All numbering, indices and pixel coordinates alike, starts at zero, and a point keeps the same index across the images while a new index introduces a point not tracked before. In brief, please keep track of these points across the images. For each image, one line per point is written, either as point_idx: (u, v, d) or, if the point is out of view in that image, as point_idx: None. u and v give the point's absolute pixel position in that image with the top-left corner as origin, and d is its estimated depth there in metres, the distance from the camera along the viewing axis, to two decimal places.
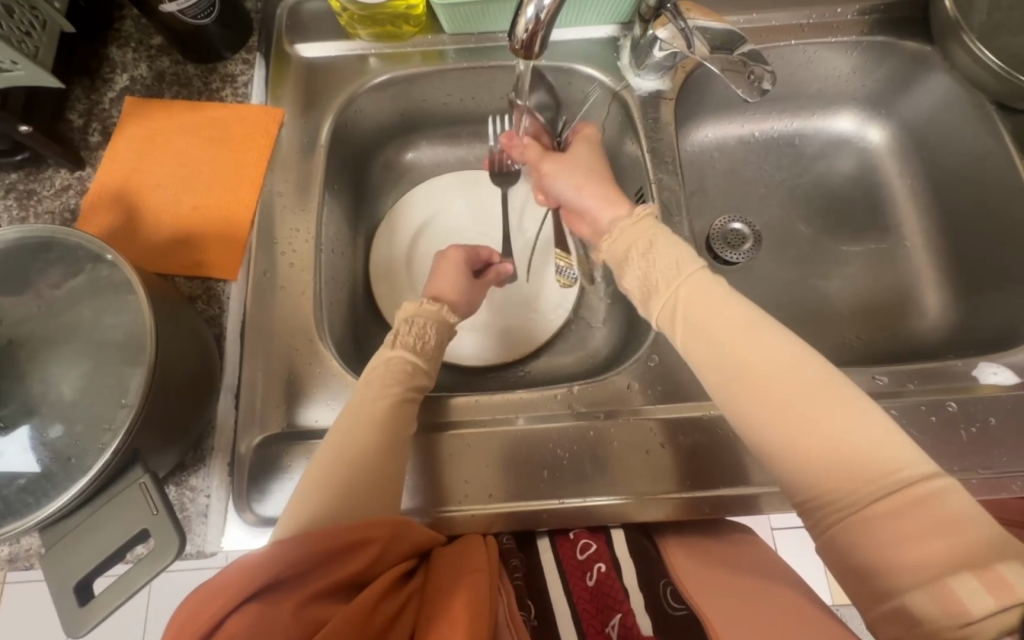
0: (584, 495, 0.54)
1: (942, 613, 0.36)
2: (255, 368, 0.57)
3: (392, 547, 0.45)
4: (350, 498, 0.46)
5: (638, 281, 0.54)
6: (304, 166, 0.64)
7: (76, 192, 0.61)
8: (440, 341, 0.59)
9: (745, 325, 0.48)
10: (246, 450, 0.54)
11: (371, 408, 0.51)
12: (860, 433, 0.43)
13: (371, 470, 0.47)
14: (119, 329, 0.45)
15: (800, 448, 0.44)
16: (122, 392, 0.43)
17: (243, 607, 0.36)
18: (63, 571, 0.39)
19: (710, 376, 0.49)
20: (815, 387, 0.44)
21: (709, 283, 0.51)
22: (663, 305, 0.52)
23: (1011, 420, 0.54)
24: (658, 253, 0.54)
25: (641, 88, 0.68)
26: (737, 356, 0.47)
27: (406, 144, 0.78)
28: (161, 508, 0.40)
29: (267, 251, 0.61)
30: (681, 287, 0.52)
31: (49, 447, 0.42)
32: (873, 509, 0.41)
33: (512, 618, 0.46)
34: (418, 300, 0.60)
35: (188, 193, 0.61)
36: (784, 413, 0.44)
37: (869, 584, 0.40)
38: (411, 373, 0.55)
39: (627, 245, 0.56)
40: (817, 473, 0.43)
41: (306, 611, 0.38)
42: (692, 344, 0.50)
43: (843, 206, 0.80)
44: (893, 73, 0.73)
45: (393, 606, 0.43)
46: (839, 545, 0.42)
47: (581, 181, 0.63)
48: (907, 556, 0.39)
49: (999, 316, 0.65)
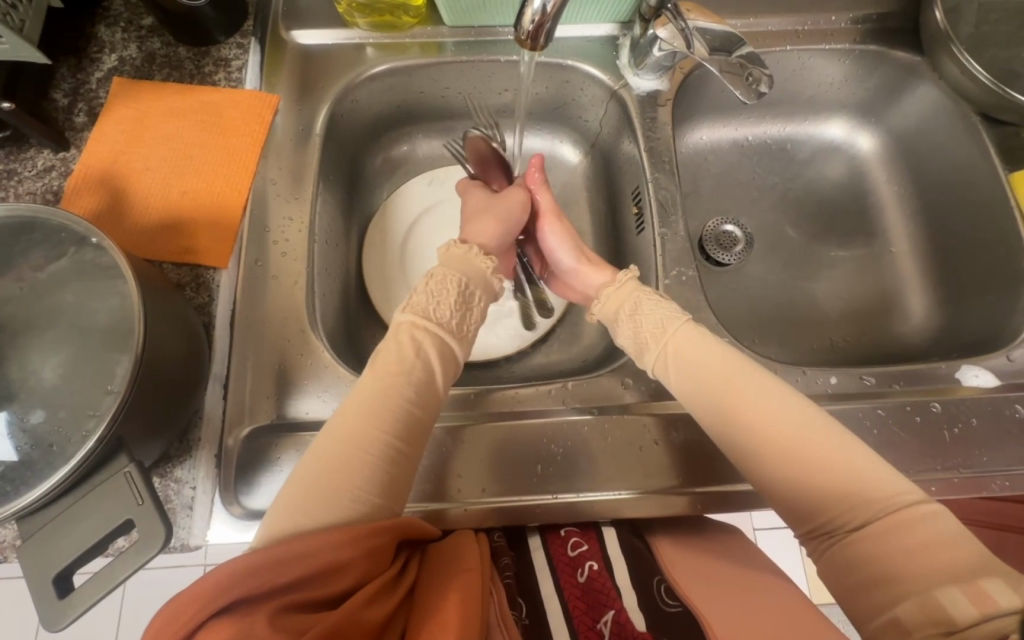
0: (577, 491, 0.54)
1: (928, 620, 0.38)
2: (245, 358, 0.55)
3: (383, 552, 0.44)
4: (340, 510, 0.44)
5: (631, 339, 0.56)
6: (299, 154, 0.63)
7: (60, 174, 0.59)
8: (465, 291, 0.57)
9: (734, 366, 0.51)
10: (234, 442, 0.53)
11: (382, 397, 0.50)
12: (858, 465, 0.45)
13: (370, 471, 0.46)
14: (105, 313, 0.44)
15: (801, 486, 0.45)
16: (108, 378, 0.42)
17: (218, 616, 0.34)
18: (40, 563, 0.37)
19: (708, 418, 0.50)
20: (813, 421, 0.47)
21: (695, 337, 0.53)
22: (656, 358, 0.54)
23: (991, 421, 0.55)
24: (644, 314, 0.55)
25: (639, 88, 0.69)
26: (730, 402, 0.49)
27: (402, 137, 0.77)
28: (147, 498, 0.38)
29: (258, 240, 0.59)
30: (670, 343, 0.53)
31: (29, 433, 0.41)
32: (876, 528, 0.42)
33: (504, 617, 0.46)
34: (448, 243, 0.60)
35: (178, 178, 0.59)
36: (799, 453, 0.46)
37: (868, 597, 0.42)
38: (424, 340, 0.54)
39: (616, 306, 0.57)
40: (809, 502, 0.45)
41: (283, 620, 0.36)
42: (688, 387, 0.51)
43: (832, 210, 0.81)
44: (882, 83, 0.75)
45: (382, 612, 0.41)
46: (847, 562, 0.43)
47: (575, 246, 0.65)
48: (904, 569, 0.41)
49: (979, 322, 0.67)
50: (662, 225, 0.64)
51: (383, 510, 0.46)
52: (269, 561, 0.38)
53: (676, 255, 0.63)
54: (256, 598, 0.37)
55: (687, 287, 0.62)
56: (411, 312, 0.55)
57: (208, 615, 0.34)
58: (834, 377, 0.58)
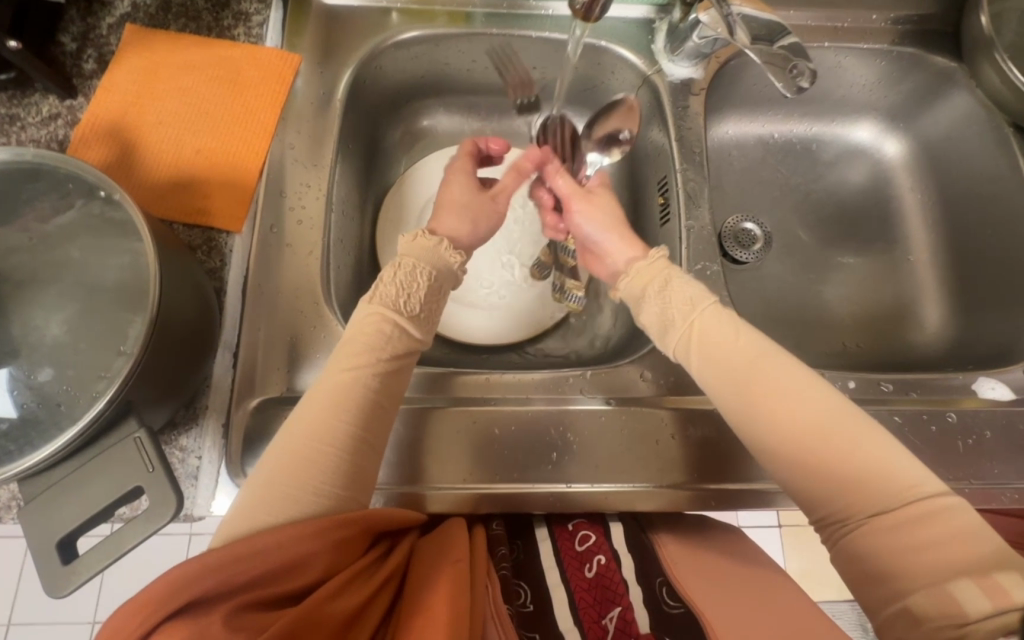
0: (591, 482, 0.53)
1: (939, 612, 0.39)
2: (257, 328, 0.53)
3: (351, 543, 0.43)
4: (301, 504, 0.43)
5: (656, 317, 0.55)
6: (319, 119, 0.61)
7: (65, 123, 0.56)
8: (433, 286, 0.55)
9: (757, 353, 0.51)
10: (242, 413, 0.51)
11: (347, 386, 0.48)
12: (870, 460, 0.45)
13: (332, 462, 0.45)
14: (115, 271, 0.42)
15: (807, 478, 0.46)
16: (120, 339, 0.40)
17: (175, 616, 0.34)
18: (44, 527, 0.36)
19: (729, 405, 0.50)
20: (838, 415, 0.47)
21: (721, 318, 0.53)
22: (679, 338, 0.53)
23: (1006, 434, 0.55)
24: (674, 290, 0.55)
25: (673, 75, 0.67)
26: (750, 391, 0.49)
27: (423, 109, 0.75)
28: (158, 465, 0.37)
29: (274, 205, 0.57)
30: (694, 324, 0.53)
31: (34, 391, 0.39)
32: (885, 519, 0.43)
33: (499, 613, 0.45)
34: (414, 233, 0.57)
35: (191, 135, 0.57)
36: (810, 453, 0.46)
37: (881, 588, 0.42)
38: (392, 333, 0.52)
39: (644, 282, 0.56)
40: (823, 495, 0.45)
41: (237, 620, 0.35)
42: (709, 372, 0.51)
43: (853, 214, 0.80)
44: (916, 89, 0.74)
45: (353, 601, 0.41)
46: (862, 554, 0.44)
47: (605, 221, 0.61)
48: (917, 563, 0.41)
49: (994, 335, 0.67)
50: (687, 217, 0.63)
51: (351, 502, 0.45)
52: (226, 558, 0.37)
53: (701, 249, 0.62)
54: (216, 596, 0.36)
55: (710, 282, 0.61)
56: (380, 303, 0.53)
57: (161, 617, 0.33)
58: (852, 381, 0.58)
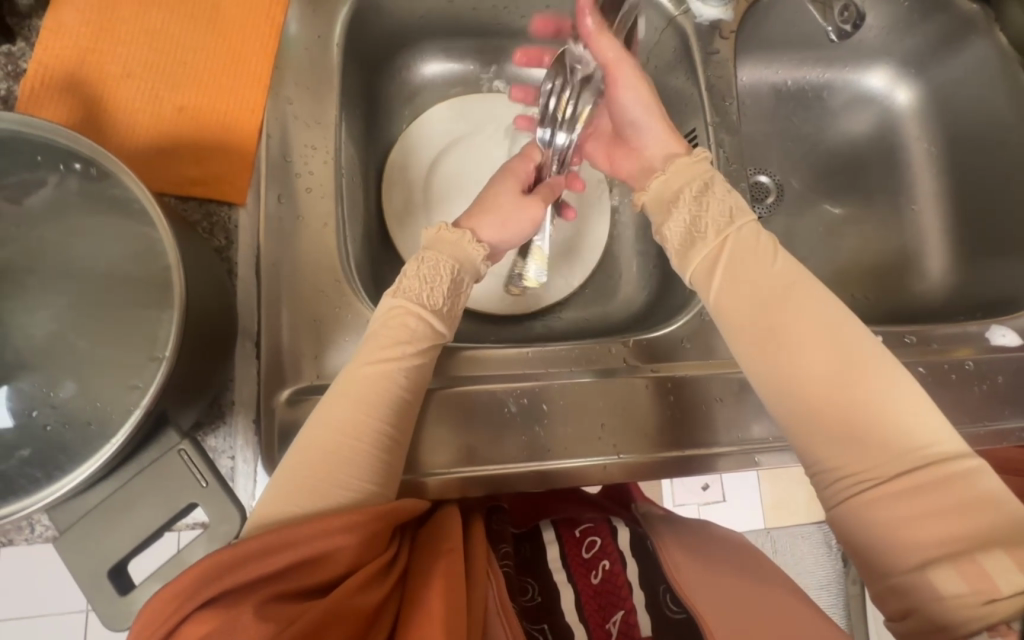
0: (640, 452, 0.52)
1: (973, 590, 0.37)
2: (277, 313, 0.48)
3: (380, 536, 0.39)
4: (327, 497, 0.40)
5: (681, 229, 0.52)
6: (318, 67, 0.52)
7: (7, 75, 0.47)
8: (455, 281, 0.50)
9: (793, 281, 0.48)
10: (273, 408, 0.46)
11: (382, 386, 0.45)
12: (898, 407, 0.42)
13: (360, 460, 0.42)
14: (120, 262, 0.36)
15: (824, 421, 0.43)
16: (154, 343, 0.35)
17: (207, 605, 0.31)
18: (93, 552, 0.33)
19: (749, 354, 0.47)
20: (875, 366, 0.44)
21: (757, 237, 0.50)
22: (707, 254, 0.50)
23: (1016, 379, 0.58)
24: (711, 200, 0.52)
25: (702, 15, 0.63)
26: (774, 325, 0.46)
27: (423, 55, 0.67)
28: (211, 479, 0.34)
29: (279, 171, 0.50)
30: (726, 247, 0.50)
31: (59, 410, 0.34)
32: (900, 479, 0.41)
33: (504, 605, 0.42)
34: (438, 225, 0.52)
35: (170, 88, 0.49)
36: (834, 403, 0.43)
37: (876, 559, 0.41)
38: (415, 325, 0.48)
39: (680, 185, 0.54)
40: (841, 440, 0.43)
41: (270, 610, 0.32)
42: (730, 300, 0.48)
43: (862, 165, 0.80)
44: (935, 33, 0.73)
45: (377, 596, 0.37)
46: (869, 521, 0.41)
47: (652, 106, 0.55)
48: (928, 533, 0.39)
49: (997, 282, 0.70)
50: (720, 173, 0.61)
51: (379, 496, 0.42)
52: (256, 550, 0.34)
53: None
54: (245, 588, 0.33)
55: None
56: (402, 296, 0.49)
57: (189, 610, 0.31)
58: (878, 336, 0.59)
